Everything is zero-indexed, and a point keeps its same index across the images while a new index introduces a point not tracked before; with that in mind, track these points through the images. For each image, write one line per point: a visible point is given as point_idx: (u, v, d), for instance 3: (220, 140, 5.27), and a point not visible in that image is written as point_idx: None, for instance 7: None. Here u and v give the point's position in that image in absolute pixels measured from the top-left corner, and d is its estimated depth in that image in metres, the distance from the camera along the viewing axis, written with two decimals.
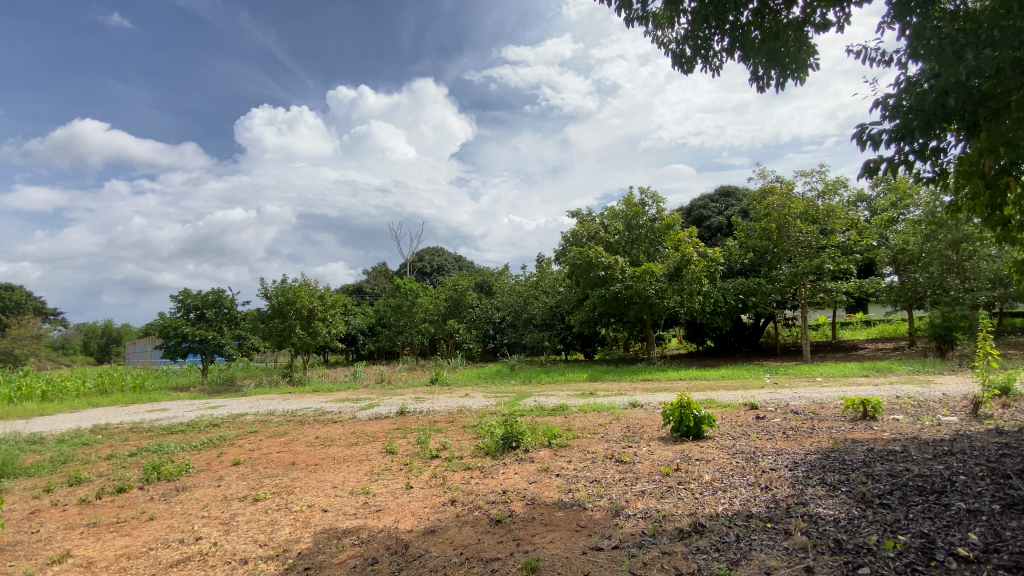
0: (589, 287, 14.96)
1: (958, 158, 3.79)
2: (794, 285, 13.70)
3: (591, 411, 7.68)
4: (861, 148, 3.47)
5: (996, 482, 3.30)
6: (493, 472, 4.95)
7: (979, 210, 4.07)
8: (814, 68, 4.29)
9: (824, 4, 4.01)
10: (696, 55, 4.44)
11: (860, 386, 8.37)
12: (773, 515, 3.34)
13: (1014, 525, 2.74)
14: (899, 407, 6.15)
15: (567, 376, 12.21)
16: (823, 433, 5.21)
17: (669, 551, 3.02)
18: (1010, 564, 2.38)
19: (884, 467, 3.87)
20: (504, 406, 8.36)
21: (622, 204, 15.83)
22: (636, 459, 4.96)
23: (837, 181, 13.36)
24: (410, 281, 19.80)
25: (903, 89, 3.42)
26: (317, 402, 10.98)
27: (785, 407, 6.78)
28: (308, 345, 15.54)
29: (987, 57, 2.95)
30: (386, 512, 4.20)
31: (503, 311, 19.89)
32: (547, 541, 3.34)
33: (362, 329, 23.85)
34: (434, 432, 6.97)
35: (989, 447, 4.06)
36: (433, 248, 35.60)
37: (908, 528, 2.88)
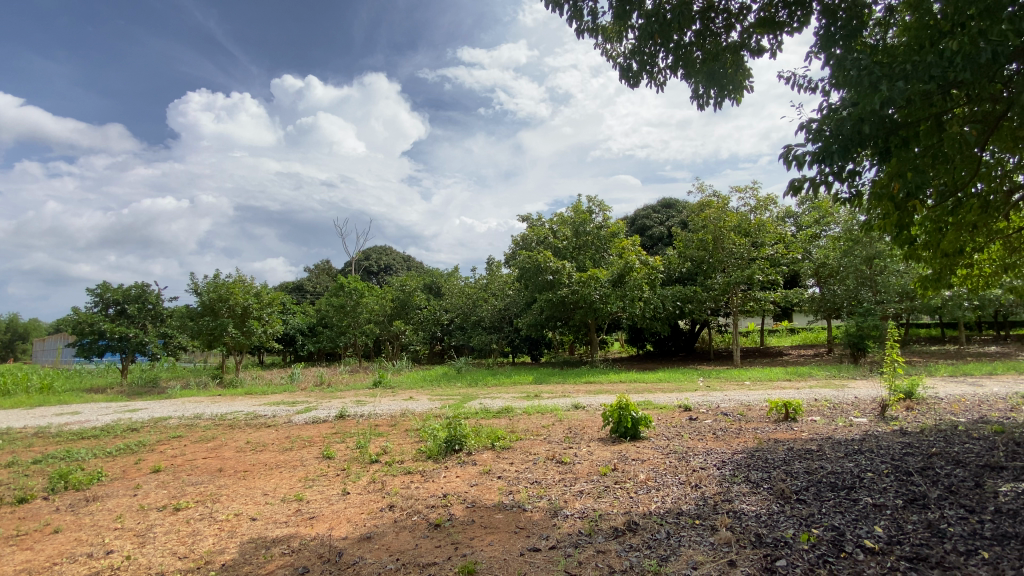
0: (537, 291, 15.12)
1: (872, 182, 4.14)
2: (727, 294, 14.53)
3: (535, 413, 7.78)
4: (787, 167, 3.75)
5: (899, 478, 3.64)
6: (434, 476, 4.88)
7: (890, 229, 4.44)
8: (749, 90, 4.59)
9: (759, 30, 4.29)
10: (642, 70, 4.63)
11: (784, 389, 8.98)
12: (701, 512, 3.50)
13: (914, 518, 3.02)
14: (817, 409, 6.65)
15: (513, 379, 12.25)
16: (749, 433, 5.54)
17: (604, 550, 3.09)
18: (910, 555, 2.62)
19: (802, 465, 4.17)
20: (449, 408, 8.30)
21: (570, 211, 16.11)
22: (577, 459, 5.08)
23: (768, 198, 14.24)
24: (355, 280, 19.24)
25: (826, 116, 3.71)
26: (250, 404, 10.45)
27: (715, 409, 7.14)
28: (241, 345, 14.74)
29: (899, 90, 3.24)
30: (320, 519, 4.04)
31: (451, 313, 19.72)
32: (485, 543, 3.33)
33: (303, 328, 22.93)
34: (375, 436, 6.78)
35: (892, 446, 4.46)
36: (380, 247, 34.76)
37: (820, 522, 3.11)
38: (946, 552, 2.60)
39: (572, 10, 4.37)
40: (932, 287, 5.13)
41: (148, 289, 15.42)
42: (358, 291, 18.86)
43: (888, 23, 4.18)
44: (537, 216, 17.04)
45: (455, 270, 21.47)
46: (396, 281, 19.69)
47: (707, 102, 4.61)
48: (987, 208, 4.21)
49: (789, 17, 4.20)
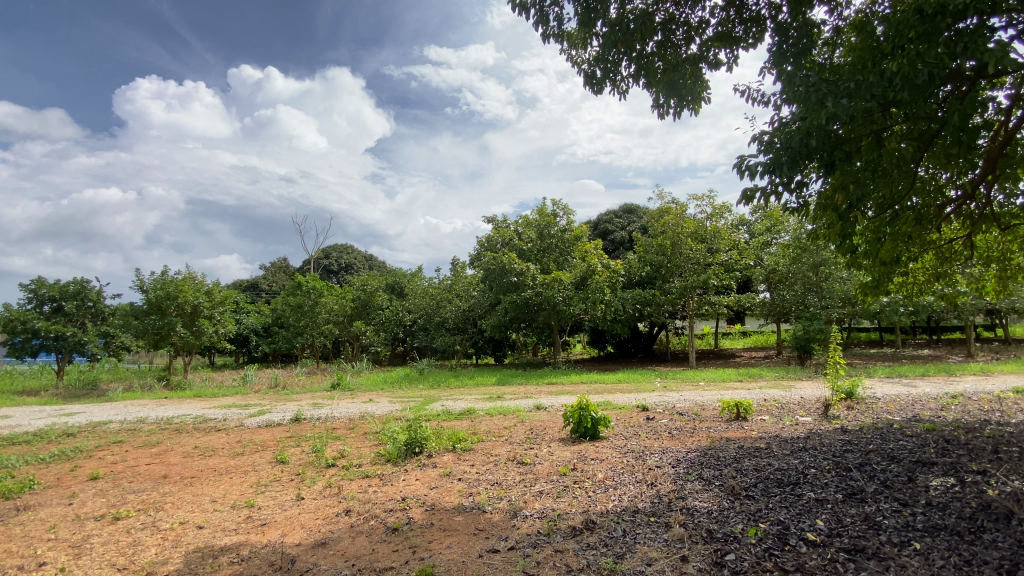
0: (501, 293, 15.16)
1: (818, 193, 4.37)
2: (684, 298, 15.01)
3: (497, 414, 7.78)
4: (741, 177, 3.91)
5: (839, 474, 3.85)
6: (393, 479, 4.80)
7: (834, 238, 4.69)
8: (706, 102, 4.76)
9: (716, 44, 4.46)
10: (606, 78, 4.72)
11: (735, 389, 9.37)
12: (656, 509, 3.59)
13: (852, 511, 3.20)
14: (767, 408, 6.95)
15: (476, 381, 12.21)
16: (703, 432, 5.73)
17: (562, 549, 3.13)
18: (848, 546, 2.77)
19: (751, 462, 4.35)
20: (409, 411, 8.17)
21: (535, 213, 16.21)
22: (538, 460, 5.11)
23: (723, 206, 14.77)
24: (314, 279, 18.70)
25: (777, 129, 3.90)
26: (200, 407, 9.99)
27: (671, 409, 7.36)
28: (190, 345, 14.09)
29: (843, 106, 3.43)
30: (272, 526, 3.91)
31: (414, 314, 19.47)
32: (444, 546, 3.31)
33: (257, 328, 22.09)
34: (332, 439, 6.62)
35: (833, 443, 4.72)
36: (341, 246, 33.97)
37: (767, 517, 3.26)
38: (881, 543, 2.77)
39: (538, 15, 4.41)
40: (872, 293, 5.44)
41: (88, 286, 14.49)
42: (317, 290, 18.27)
43: (835, 43, 4.44)
44: (502, 217, 17.05)
45: (418, 270, 21.22)
46: (356, 281, 19.24)
47: (667, 111, 4.76)
48: (921, 220, 4.50)
49: (745, 33, 4.39)
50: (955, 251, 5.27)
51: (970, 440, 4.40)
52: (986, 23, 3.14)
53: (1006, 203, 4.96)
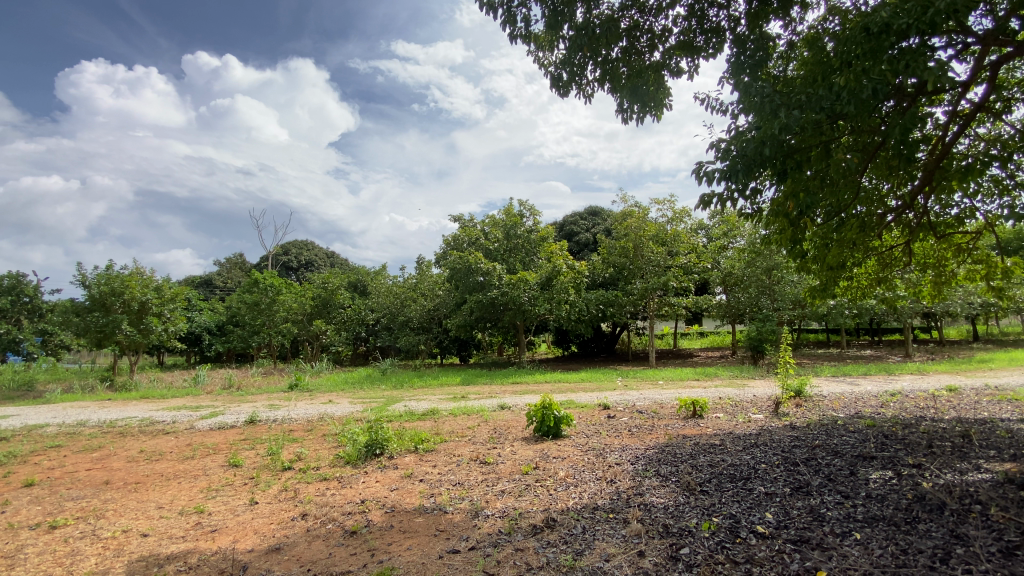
0: (466, 292, 15.09)
1: (771, 200, 4.57)
2: (645, 299, 15.37)
3: (461, 414, 7.74)
4: (698, 182, 4.05)
5: (787, 469, 4.03)
6: (352, 482, 4.70)
7: (785, 244, 4.89)
8: (668, 108, 4.89)
9: (678, 52, 4.59)
10: (572, 81, 4.78)
11: (692, 388, 9.64)
12: (614, 506, 3.66)
13: (798, 504, 3.36)
14: (722, 406, 7.20)
15: (439, 380, 12.13)
16: (661, 429, 5.88)
17: (522, 548, 3.15)
18: (795, 537, 2.91)
19: (705, 458, 4.50)
20: (370, 412, 8.02)
21: (502, 213, 16.23)
22: (500, 459, 5.12)
23: (683, 210, 15.20)
24: (272, 275, 18.10)
25: (733, 137, 4.05)
26: (147, 409, 9.49)
27: (632, 407, 7.52)
28: (137, 344, 13.38)
29: (795, 117, 3.60)
30: (223, 532, 3.76)
31: (377, 313, 19.11)
32: (403, 549, 3.27)
33: (210, 327, 21.18)
34: (289, 441, 6.43)
35: (782, 439, 4.94)
36: (302, 242, 33.06)
37: (720, 511, 3.38)
38: (825, 534, 2.92)
39: (506, 15, 4.42)
40: (819, 296, 5.69)
41: (24, 279, 13.55)
42: (274, 287, 17.62)
43: (789, 57, 4.65)
44: (469, 217, 16.97)
45: (382, 269, 20.86)
46: (317, 278, 18.77)
47: (631, 116, 4.86)
48: (865, 227, 4.76)
49: (705, 43, 4.54)
50: (895, 257, 5.61)
51: (906, 435, 4.70)
52: (926, 43, 3.35)
53: (942, 214, 5.30)
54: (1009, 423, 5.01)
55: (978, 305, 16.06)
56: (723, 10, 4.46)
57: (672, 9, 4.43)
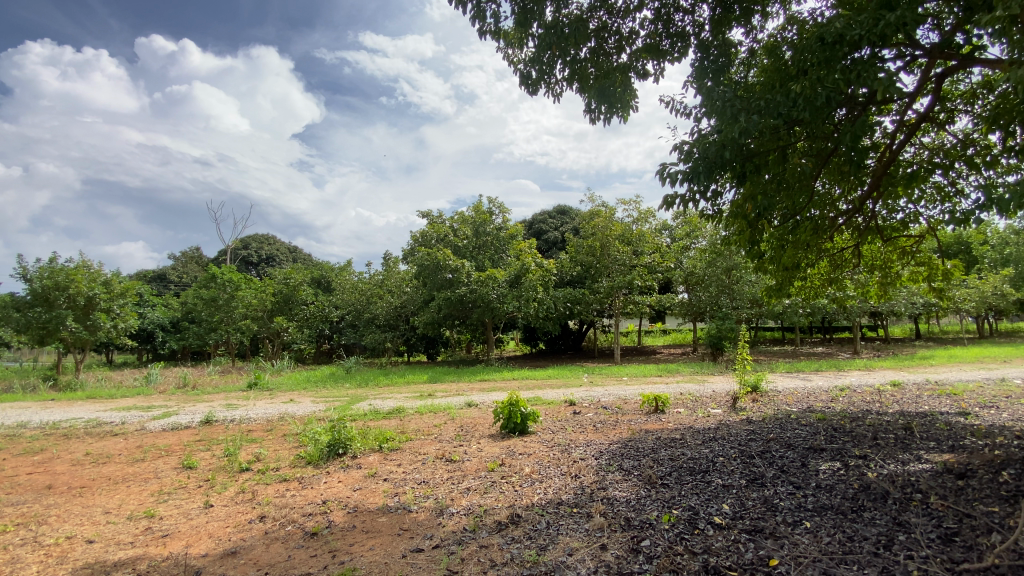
0: (434, 289, 14.95)
1: (730, 202, 4.72)
2: (611, 297, 15.64)
3: (427, 412, 7.69)
4: (662, 183, 4.15)
5: (744, 461, 4.18)
6: (314, 482, 4.60)
7: (744, 244, 5.05)
8: (634, 110, 4.98)
9: (645, 55, 4.67)
10: (541, 79, 4.80)
11: (655, 384, 9.89)
12: (578, 500, 3.72)
13: (753, 495, 3.49)
14: (683, 402, 7.41)
15: (406, 378, 12.01)
16: (624, 424, 6.02)
17: (487, 544, 3.15)
18: (749, 527, 3.03)
19: (667, 452, 4.62)
20: (334, 411, 7.85)
21: (471, 210, 16.19)
22: (466, 457, 5.11)
23: (648, 211, 15.50)
24: (230, 270, 17.45)
25: (696, 139, 4.17)
26: (94, 410, 9.00)
27: (597, 403, 7.64)
28: (83, 341, 12.66)
29: (754, 122, 3.74)
30: (176, 537, 3.61)
31: (342, 310, 18.73)
32: (365, 549, 3.22)
33: (164, 324, 20.27)
34: (248, 442, 6.22)
35: (739, 433, 5.12)
36: (262, 236, 32.05)
37: (679, 503, 3.48)
38: (777, 523, 3.05)
39: (475, 10, 4.39)
40: (775, 296, 5.89)
41: None
42: (233, 283, 17.05)
43: (750, 64, 4.80)
44: (437, 213, 16.83)
45: (347, 265, 20.43)
46: (278, 274, 17.97)
47: (599, 117, 4.92)
48: (817, 229, 4.98)
49: (671, 47, 4.64)
50: (845, 258, 5.90)
51: (853, 428, 4.95)
52: (876, 55, 3.51)
53: (888, 218, 5.60)
54: (946, 416, 5.34)
55: (920, 305, 17.05)
56: (689, 15, 4.57)
57: (640, 11, 4.50)
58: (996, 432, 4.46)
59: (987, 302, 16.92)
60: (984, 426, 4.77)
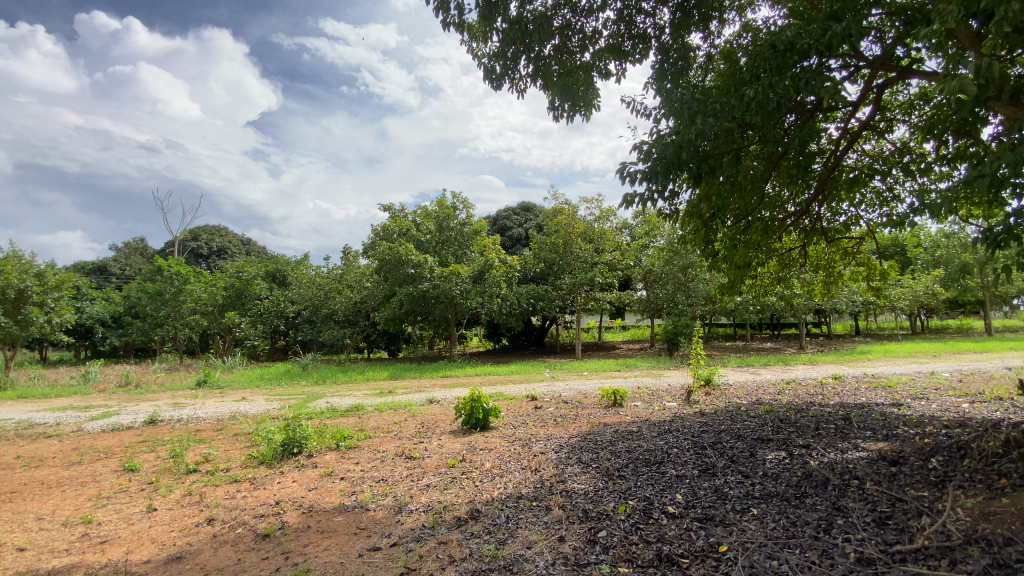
0: (396, 285, 14.73)
1: (686, 202, 4.85)
2: (573, 294, 15.85)
3: (387, 409, 7.57)
4: (622, 182, 4.23)
5: (696, 452, 4.33)
6: (266, 483, 4.46)
7: (698, 243, 5.21)
8: (597, 109, 5.05)
9: (607, 55, 4.74)
10: (504, 75, 4.78)
11: (613, 378, 10.10)
12: (537, 494, 3.76)
13: (705, 484, 3.63)
14: (640, 395, 7.61)
15: (366, 375, 11.80)
16: (584, 418, 6.12)
17: (446, 540, 3.14)
18: (701, 515, 3.14)
19: (624, 445, 4.73)
20: (289, 409, 7.60)
21: (434, 205, 16.04)
22: (426, 453, 5.06)
23: (609, 210, 15.78)
24: (178, 262, 16.56)
25: (655, 140, 4.26)
26: (24, 410, 8.38)
27: (558, 398, 7.72)
28: (12, 337, 11.74)
29: (710, 124, 3.86)
30: (115, 543, 3.42)
31: (298, 305, 18.15)
32: (320, 549, 3.15)
33: (105, 319, 19.06)
34: (196, 443, 5.95)
35: (692, 425, 5.30)
36: (213, 228, 30.68)
37: (635, 494, 3.57)
38: (727, 511, 3.18)
39: (438, 1, 4.32)
40: (727, 293, 6.09)
41: None
42: (181, 276, 16.17)
43: (707, 68, 4.95)
44: (399, 207, 16.54)
45: (303, 258, 19.80)
46: (230, 267, 17.58)
47: (561, 114, 4.96)
48: (766, 229, 5.19)
49: (633, 48, 4.73)
50: (792, 258, 6.18)
51: (797, 419, 5.22)
52: (823, 64, 3.68)
53: (832, 220, 5.91)
54: (882, 407, 5.71)
55: (860, 303, 18.11)
56: (650, 18, 4.66)
57: (602, 12, 4.56)
58: (926, 422, 4.80)
59: (919, 300, 18.15)
60: (915, 415, 5.13)
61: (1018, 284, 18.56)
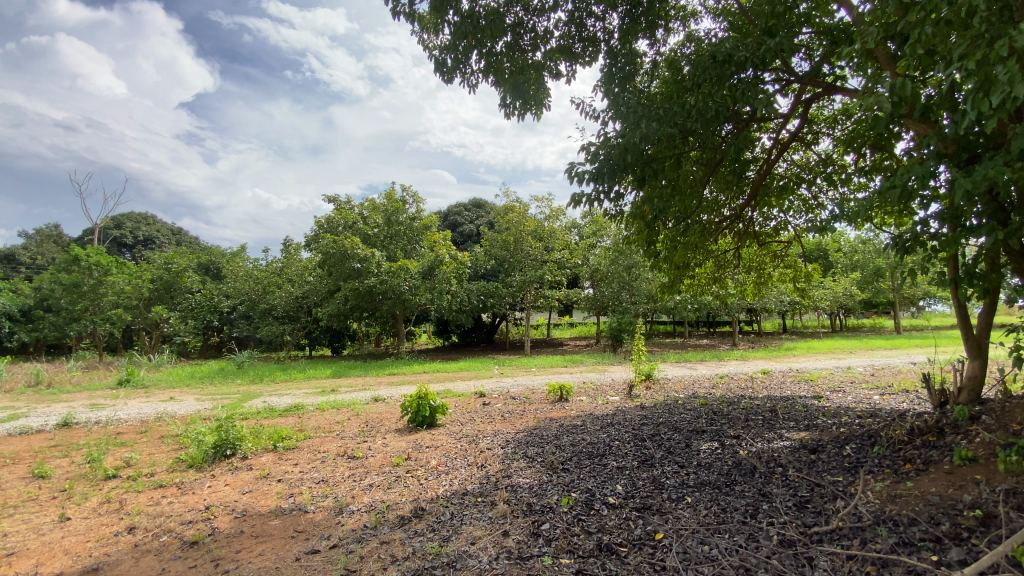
0: (341, 280, 14.32)
1: (631, 203, 5.01)
2: (523, 291, 15.98)
3: (329, 408, 7.34)
4: (570, 182, 4.31)
5: (636, 444, 4.49)
6: (196, 487, 4.21)
7: (641, 244, 5.39)
8: (547, 109, 5.11)
9: (558, 56, 4.80)
10: (456, 69, 4.74)
11: (559, 374, 10.29)
12: (483, 490, 3.77)
13: (643, 475, 3.78)
14: (585, 390, 7.80)
15: (307, 373, 11.37)
16: (531, 413, 6.21)
17: (388, 540, 3.09)
18: (639, 505, 3.27)
19: (568, 438, 4.84)
20: (221, 409, 7.19)
21: (382, 198, 15.64)
22: (369, 453, 4.96)
23: (559, 209, 15.99)
24: (98, 251, 15.23)
25: (602, 142, 4.37)
26: None
27: (506, 394, 7.75)
28: None
29: (653, 128, 4.00)
30: (21, 556, 3.13)
31: (234, 300, 17.19)
32: (254, 555, 3.01)
33: (11, 312, 17.25)
34: (115, 446, 5.51)
35: (633, 418, 5.50)
36: (139, 216, 28.55)
37: (577, 486, 3.66)
38: (663, 500, 3.33)
39: None
40: (669, 292, 6.33)
41: None
42: (102, 266, 14.75)
43: (652, 75, 5.13)
44: (346, 199, 16.01)
45: (240, 250, 18.76)
46: (157, 258, 16.47)
47: (513, 112, 4.98)
48: (704, 232, 5.45)
49: (582, 50, 4.82)
50: (727, 259, 6.52)
51: (729, 411, 5.53)
52: (758, 77, 3.90)
53: (764, 225, 6.28)
54: (805, 399, 6.15)
55: (787, 304, 19.40)
56: (600, 22, 4.76)
57: (554, 12, 4.61)
58: (841, 412, 5.23)
59: (839, 301, 19.67)
60: (832, 407, 5.57)
61: (922, 287, 20.46)
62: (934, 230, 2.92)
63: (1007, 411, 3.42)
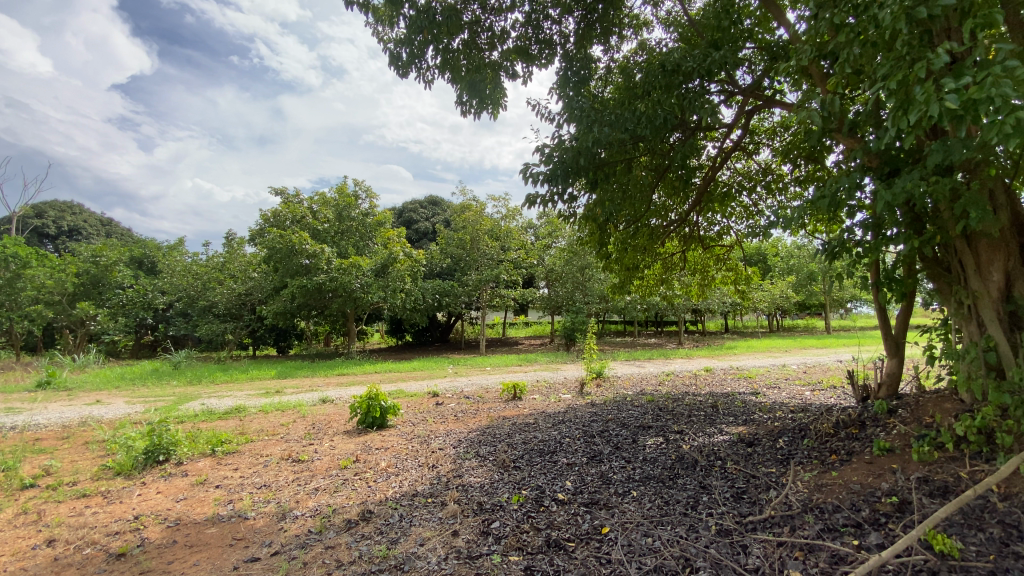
0: (288, 276, 13.83)
1: (584, 205, 5.11)
2: (478, 291, 15.93)
3: (273, 410, 7.06)
4: (524, 182, 4.36)
5: (585, 441, 4.59)
6: (124, 496, 3.94)
7: (594, 245, 5.50)
8: (503, 109, 5.12)
9: (515, 57, 4.83)
10: (411, 64, 4.67)
11: (513, 373, 10.35)
12: (434, 490, 3.74)
13: (592, 471, 3.87)
14: (538, 389, 7.88)
15: (251, 374, 10.87)
16: (483, 412, 6.21)
17: (334, 544, 3.02)
18: (587, 500, 3.35)
19: (520, 436, 4.88)
20: (154, 413, 6.76)
21: (334, 192, 15.17)
22: (316, 455, 4.81)
23: (516, 209, 16.05)
24: (13, 242, 13.91)
25: (556, 144, 4.43)
26: None
27: (459, 394, 7.71)
28: None
29: (606, 133, 4.09)
30: None
31: (170, 296, 16.18)
32: (188, 565, 2.86)
33: None
34: (31, 454, 5.07)
35: (584, 415, 5.59)
36: (61, 205, 26.37)
37: (528, 483, 3.70)
38: (610, 495, 3.42)
39: None
40: (620, 292, 6.49)
41: None
42: (20, 259, 13.49)
43: (606, 80, 5.25)
44: (294, 192, 15.43)
45: (178, 244, 17.70)
46: (83, 250, 15.24)
47: (468, 110, 4.96)
48: (653, 234, 5.63)
49: (539, 52, 4.87)
50: (675, 262, 6.76)
51: (674, 408, 5.75)
52: (704, 87, 4.07)
53: (709, 229, 6.56)
54: (744, 395, 6.48)
55: (730, 304, 20.37)
56: (556, 25, 4.82)
57: (511, 13, 4.62)
58: (776, 407, 5.54)
59: (777, 302, 20.81)
60: (768, 402, 5.90)
61: (850, 290, 21.98)
62: (859, 237, 3.15)
63: (920, 405, 3.73)
